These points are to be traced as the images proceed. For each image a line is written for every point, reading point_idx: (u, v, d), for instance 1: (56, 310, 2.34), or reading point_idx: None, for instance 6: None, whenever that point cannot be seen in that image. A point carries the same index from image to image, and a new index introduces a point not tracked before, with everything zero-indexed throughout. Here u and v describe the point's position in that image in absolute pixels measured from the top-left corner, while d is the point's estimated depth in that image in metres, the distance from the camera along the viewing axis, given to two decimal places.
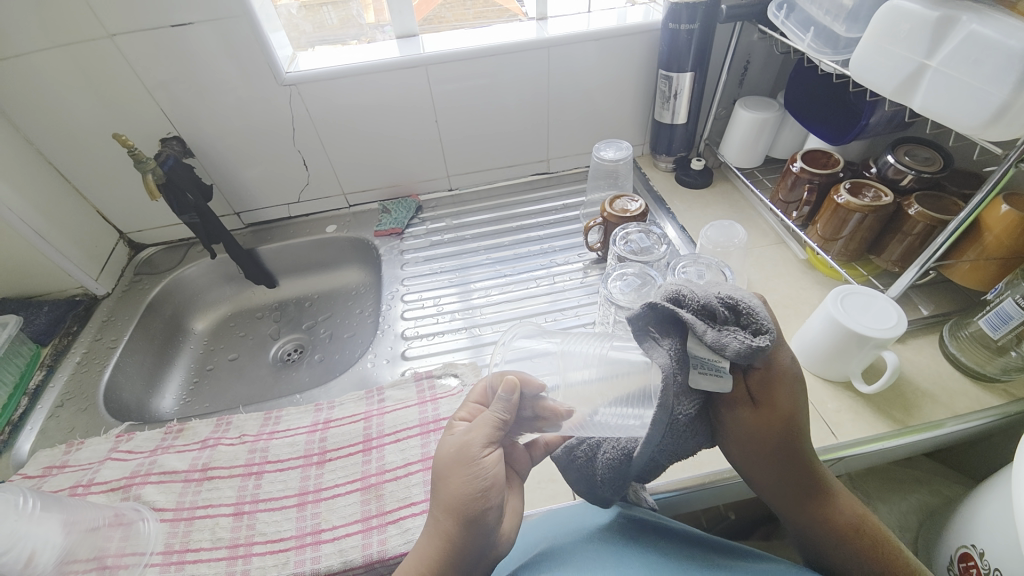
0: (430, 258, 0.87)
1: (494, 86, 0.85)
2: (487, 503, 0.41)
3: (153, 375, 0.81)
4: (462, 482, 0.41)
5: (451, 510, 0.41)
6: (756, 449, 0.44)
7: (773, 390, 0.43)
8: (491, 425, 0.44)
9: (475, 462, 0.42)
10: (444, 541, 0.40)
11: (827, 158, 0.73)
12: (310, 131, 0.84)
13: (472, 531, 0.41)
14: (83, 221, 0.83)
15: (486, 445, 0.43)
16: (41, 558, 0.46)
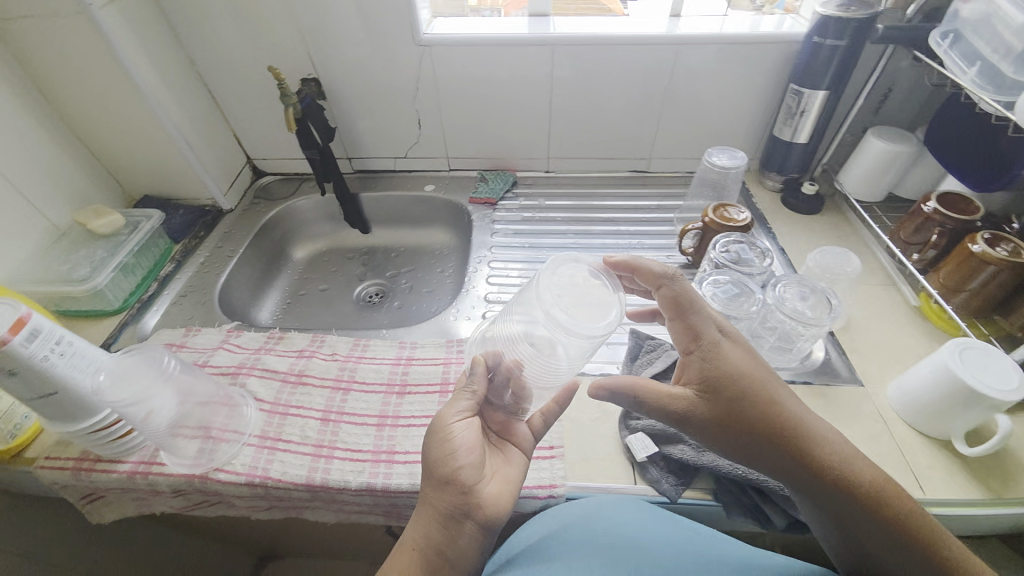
0: (519, 233, 0.88)
1: (612, 76, 0.86)
2: (457, 466, 0.46)
3: (256, 288, 0.90)
4: (440, 448, 0.47)
5: (430, 475, 0.46)
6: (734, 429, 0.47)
7: (710, 370, 0.48)
8: (466, 398, 0.49)
9: (442, 430, 0.47)
10: (429, 503, 0.46)
11: (966, 204, 0.68)
12: (432, 92, 0.88)
13: (449, 493, 0.45)
14: (222, 141, 0.91)
15: (455, 416, 0.48)
16: (156, 419, 0.52)
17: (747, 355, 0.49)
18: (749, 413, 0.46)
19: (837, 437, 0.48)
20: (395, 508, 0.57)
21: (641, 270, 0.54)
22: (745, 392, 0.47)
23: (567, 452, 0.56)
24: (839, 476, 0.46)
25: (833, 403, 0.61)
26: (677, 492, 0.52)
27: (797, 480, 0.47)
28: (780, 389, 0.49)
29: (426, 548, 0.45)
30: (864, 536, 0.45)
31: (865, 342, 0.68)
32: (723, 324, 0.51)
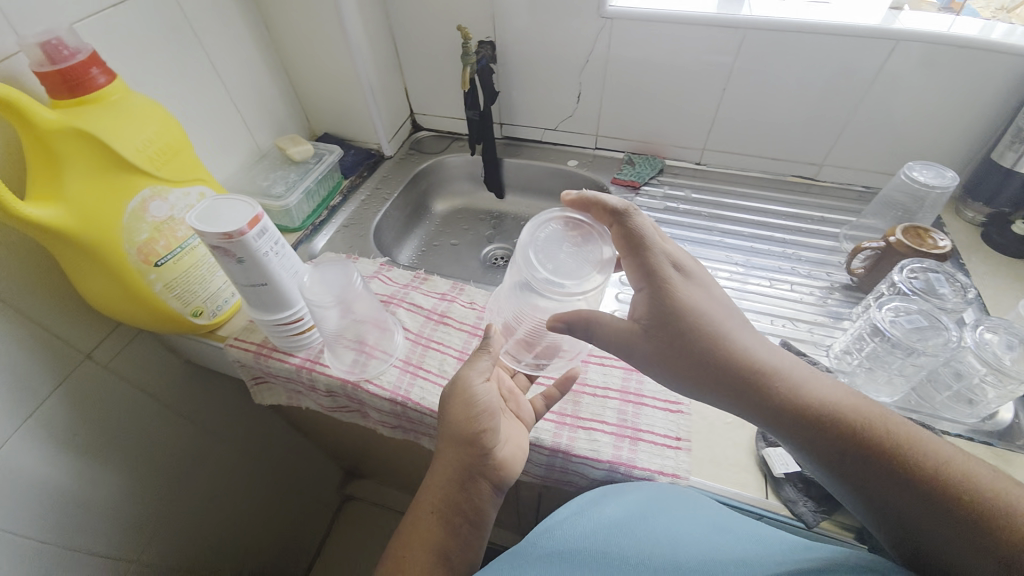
0: (660, 221, 0.85)
1: (803, 69, 0.78)
2: (468, 427, 0.49)
3: (401, 232, 0.98)
4: (451, 406, 0.50)
5: (444, 435, 0.50)
6: (683, 358, 0.46)
7: (661, 299, 0.47)
8: (484, 359, 0.53)
9: (453, 390, 0.51)
10: (443, 461, 0.49)
11: None
12: (600, 67, 0.87)
13: (462, 451, 0.49)
14: (395, 92, 0.99)
15: (463, 373, 0.52)
16: (328, 324, 0.59)
17: (704, 291, 0.48)
18: (699, 351, 0.46)
19: (820, 380, 0.45)
20: None
21: (592, 206, 0.53)
22: (694, 323, 0.46)
23: (694, 447, 0.54)
24: (821, 416, 0.42)
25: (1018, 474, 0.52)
26: (816, 519, 0.48)
27: (776, 424, 0.44)
28: (736, 327, 0.47)
29: (443, 503, 0.48)
30: (864, 484, 0.40)
31: None
32: (681, 258, 0.50)
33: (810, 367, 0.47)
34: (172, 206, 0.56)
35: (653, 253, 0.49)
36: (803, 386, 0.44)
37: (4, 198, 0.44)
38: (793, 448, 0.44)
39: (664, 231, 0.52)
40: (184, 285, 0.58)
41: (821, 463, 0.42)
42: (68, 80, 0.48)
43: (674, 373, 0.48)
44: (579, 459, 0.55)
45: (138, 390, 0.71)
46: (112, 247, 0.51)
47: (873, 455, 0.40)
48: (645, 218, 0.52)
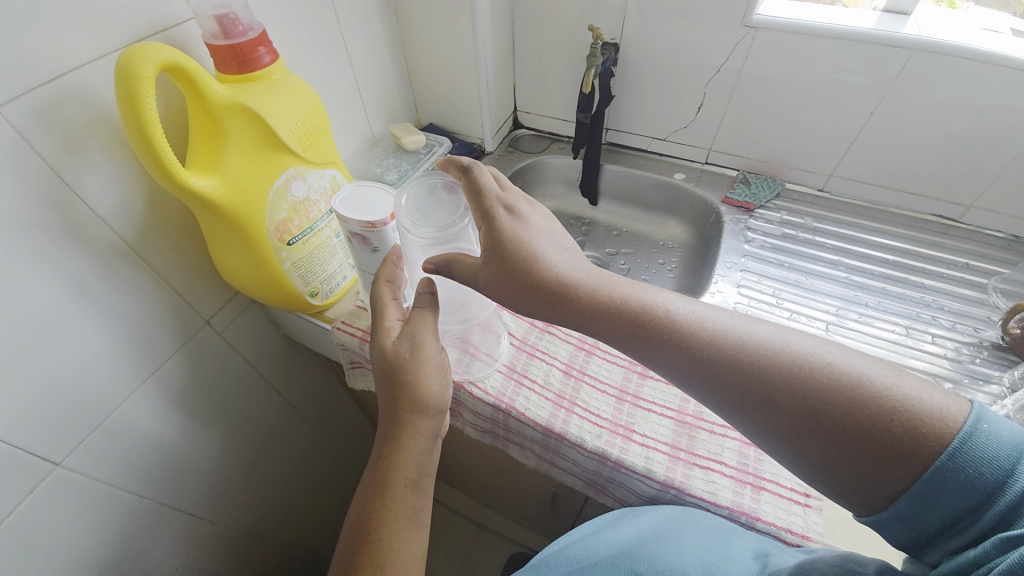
0: (778, 249, 0.79)
1: (975, 99, 0.70)
2: (427, 388, 0.48)
3: None
4: (405, 371, 0.48)
5: (399, 403, 0.48)
6: (522, 291, 0.48)
7: (499, 238, 0.47)
8: (427, 316, 0.50)
9: (404, 352, 0.48)
10: (400, 430, 0.48)
11: None
12: (731, 79, 0.82)
13: (424, 417, 0.49)
14: (505, 88, 0.97)
15: (409, 332, 0.49)
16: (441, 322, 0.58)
17: (528, 225, 0.49)
18: (521, 278, 0.47)
19: (715, 317, 0.46)
20: (605, 480, 0.58)
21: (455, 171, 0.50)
22: (522, 254, 0.47)
23: (826, 508, 0.50)
24: (725, 357, 0.43)
25: None
26: None
27: (709, 382, 0.44)
28: (554, 253, 0.48)
29: (413, 471, 0.48)
30: (780, 422, 0.41)
31: None
32: (519, 203, 0.50)
33: (704, 306, 0.47)
34: (309, 187, 0.57)
35: (487, 192, 0.48)
36: (703, 326, 0.45)
37: (174, 166, 0.45)
38: (703, 396, 0.44)
39: (506, 180, 0.53)
40: (307, 265, 0.60)
41: (734, 407, 0.43)
42: (238, 55, 0.49)
43: (510, 299, 0.49)
44: (693, 499, 0.51)
45: (240, 359, 0.73)
46: (256, 222, 0.53)
47: (785, 389, 0.41)
48: (488, 170, 0.52)
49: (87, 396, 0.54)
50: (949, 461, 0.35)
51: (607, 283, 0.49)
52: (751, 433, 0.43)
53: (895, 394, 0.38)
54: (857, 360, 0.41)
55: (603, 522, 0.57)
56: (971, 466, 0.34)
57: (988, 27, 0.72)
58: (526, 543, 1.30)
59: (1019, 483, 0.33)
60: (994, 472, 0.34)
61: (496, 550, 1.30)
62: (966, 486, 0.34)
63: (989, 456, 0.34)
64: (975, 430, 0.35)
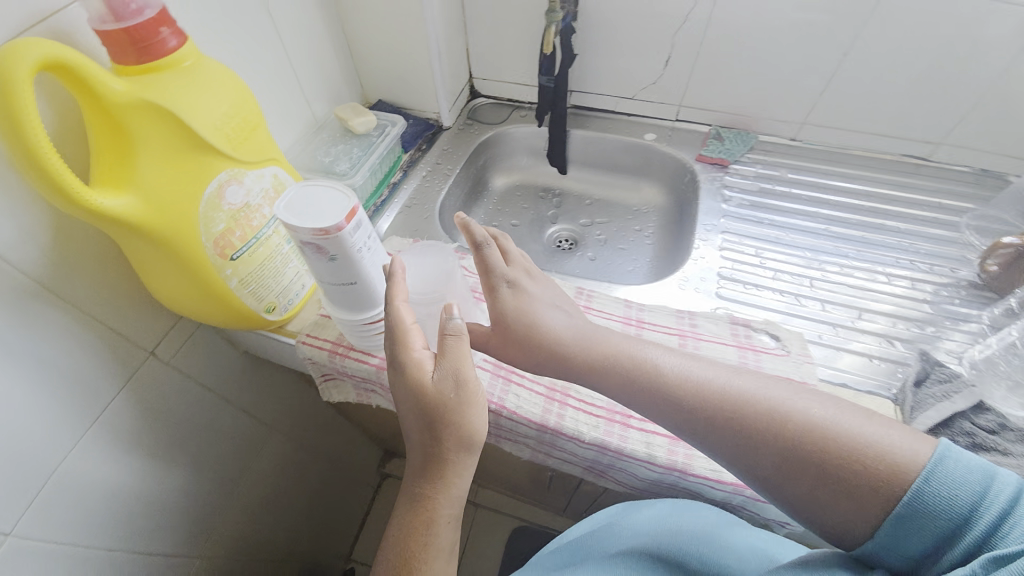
0: (756, 206, 0.77)
1: (945, 31, 0.68)
2: (476, 427, 0.42)
3: (461, 211, 0.90)
4: (451, 415, 0.41)
5: (442, 443, 0.42)
6: (524, 349, 0.47)
7: (499, 308, 0.48)
8: (460, 345, 0.43)
9: (449, 392, 0.41)
10: (441, 469, 0.42)
11: None
12: (699, 27, 0.77)
13: (469, 454, 0.43)
14: (458, 54, 0.90)
15: (449, 368, 0.42)
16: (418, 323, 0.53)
17: (527, 294, 0.49)
18: (526, 345, 0.47)
19: (690, 359, 0.46)
20: (605, 467, 0.56)
21: (466, 232, 0.49)
22: (524, 327, 0.47)
23: None
24: (700, 402, 0.42)
25: None
26: None
27: (692, 424, 0.43)
28: (557, 323, 0.48)
29: (455, 506, 0.43)
30: (753, 461, 0.40)
31: None
32: (520, 276, 0.50)
33: (676, 349, 0.47)
34: (248, 191, 0.50)
35: (495, 268, 0.49)
36: (681, 372, 0.45)
37: (76, 190, 0.37)
38: (685, 436, 0.44)
39: (512, 253, 0.53)
40: (258, 279, 0.53)
41: (709, 447, 0.43)
42: (136, 40, 0.41)
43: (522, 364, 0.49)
44: (696, 479, 0.50)
45: (200, 384, 0.67)
46: (188, 242, 0.46)
47: (764, 432, 0.40)
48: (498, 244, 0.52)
49: (26, 453, 0.48)
50: (925, 485, 0.35)
51: (603, 339, 0.48)
52: (737, 471, 0.42)
53: (869, 436, 0.38)
54: (830, 405, 0.41)
55: (614, 512, 0.59)
56: (944, 488, 0.34)
57: None
58: (525, 515, 1.31)
59: (993, 505, 0.33)
60: (969, 496, 0.33)
61: (495, 526, 1.30)
62: (942, 507, 0.34)
63: (959, 478, 0.34)
64: (943, 455, 0.35)
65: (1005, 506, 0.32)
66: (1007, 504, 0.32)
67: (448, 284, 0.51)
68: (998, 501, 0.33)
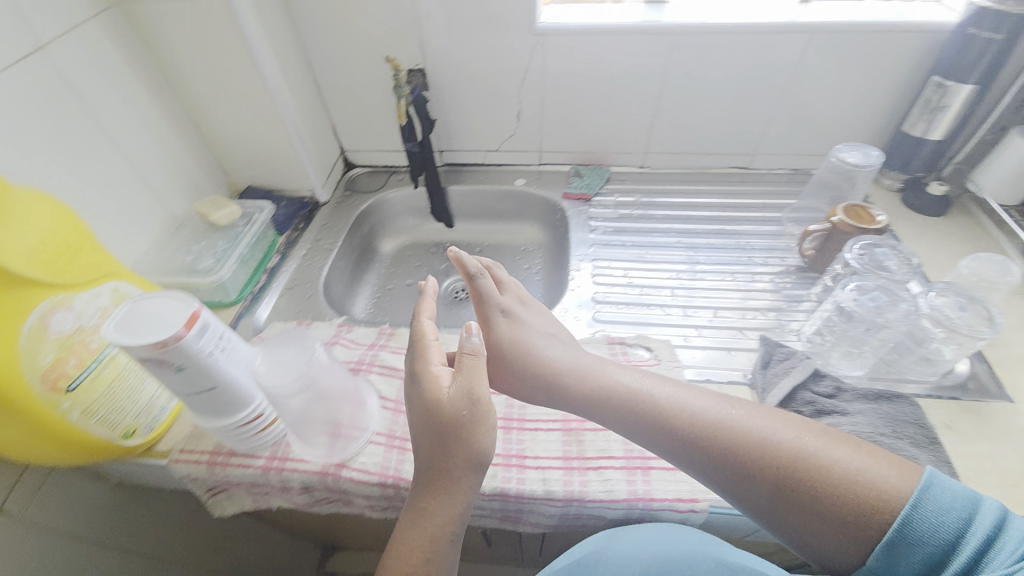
0: (619, 231, 0.86)
1: (730, 66, 0.80)
2: (483, 443, 0.46)
3: (350, 282, 0.90)
4: (462, 430, 0.45)
5: (450, 460, 0.45)
6: (519, 369, 0.56)
7: (496, 331, 0.59)
8: (477, 365, 0.47)
9: (463, 411, 0.45)
10: (446, 484, 0.46)
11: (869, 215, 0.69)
12: (537, 83, 0.85)
13: (475, 472, 0.46)
14: (323, 133, 0.92)
15: (462, 385, 0.46)
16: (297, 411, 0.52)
17: (512, 317, 0.60)
18: (524, 373, 0.56)
19: (687, 392, 0.52)
20: (515, 513, 0.56)
21: (459, 263, 0.61)
22: (518, 351, 0.56)
23: None
24: (696, 433, 0.49)
25: (979, 420, 0.57)
26: None
27: (691, 457, 0.48)
28: (552, 350, 0.56)
29: (455, 526, 0.46)
30: (750, 487, 0.46)
31: (1011, 359, 0.63)
32: (512, 304, 0.61)
33: (668, 379, 0.54)
34: (79, 314, 0.48)
35: (489, 297, 0.60)
36: (678, 407, 0.50)
37: None
38: (688, 468, 0.49)
39: (506, 285, 0.64)
40: (107, 405, 0.49)
41: (707, 476, 0.48)
42: None
43: (522, 391, 0.57)
44: (594, 504, 0.52)
45: (63, 532, 0.59)
46: (8, 384, 0.42)
47: (754, 459, 0.46)
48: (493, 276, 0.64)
49: None
50: (916, 512, 0.40)
51: (604, 378, 0.54)
52: (737, 499, 0.47)
53: (854, 466, 0.44)
54: (819, 436, 0.47)
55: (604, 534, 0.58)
56: (936, 514, 0.40)
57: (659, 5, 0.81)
58: None
59: (977, 529, 0.38)
60: (955, 521, 0.39)
61: None
62: (934, 532, 0.40)
63: (948, 504, 0.40)
64: (931, 482, 0.41)
65: (991, 530, 0.38)
66: (990, 529, 0.38)
67: (309, 372, 0.50)
68: (981, 526, 0.38)
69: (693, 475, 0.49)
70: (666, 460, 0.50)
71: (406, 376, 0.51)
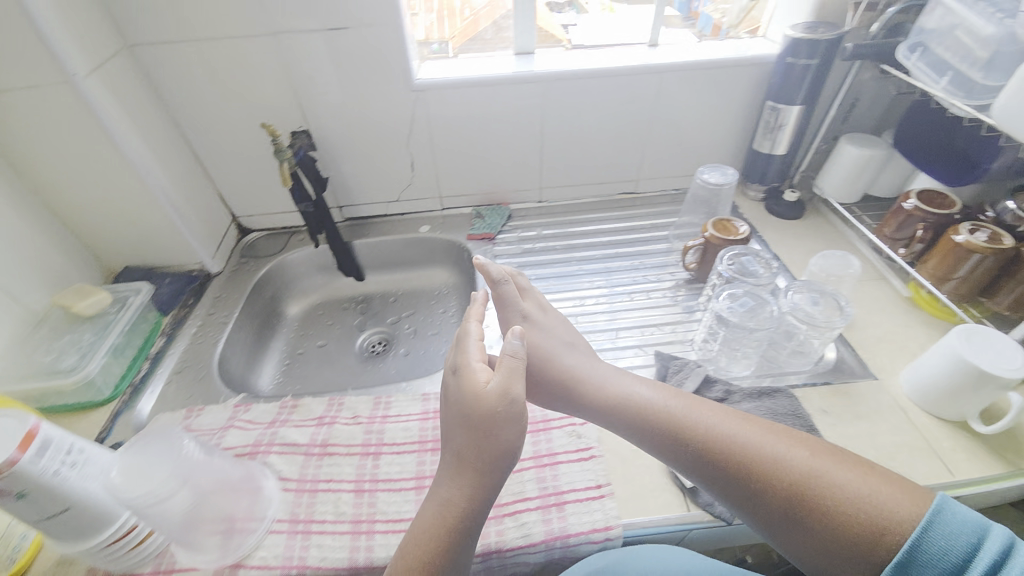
0: (523, 265, 0.89)
1: (600, 105, 0.87)
2: (510, 442, 0.47)
3: (253, 354, 0.85)
4: (495, 425, 0.47)
5: (478, 457, 0.46)
6: (541, 363, 0.60)
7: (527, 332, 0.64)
8: (516, 366, 0.48)
9: (500, 405, 0.47)
10: (467, 482, 0.46)
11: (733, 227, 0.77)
12: (424, 134, 0.87)
13: (498, 471, 0.47)
14: (207, 202, 0.88)
15: (500, 381, 0.48)
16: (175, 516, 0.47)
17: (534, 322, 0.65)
18: (538, 377, 0.60)
19: (697, 405, 0.53)
20: None
21: (481, 271, 0.67)
22: (538, 355, 0.61)
23: (617, 489, 0.55)
24: (706, 442, 0.50)
25: (849, 401, 0.63)
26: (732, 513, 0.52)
27: (698, 466, 0.49)
28: (577, 362, 0.60)
29: (471, 528, 0.46)
30: (759, 500, 0.46)
31: (869, 339, 0.71)
32: (531, 309, 0.67)
33: (684, 394, 0.55)
34: None
35: (510, 300, 0.66)
36: (689, 416, 0.52)
37: None
38: (696, 477, 0.50)
39: (528, 292, 0.69)
40: None
41: (716, 487, 0.49)
42: None
43: (543, 395, 0.60)
44: (514, 552, 0.51)
45: None
46: None
47: (762, 471, 0.46)
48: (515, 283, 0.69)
49: None
50: (927, 534, 0.38)
51: (617, 389, 0.57)
52: (746, 510, 0.47)
53: (865, 490, 0.43)
54: (831, 458, 0.46)
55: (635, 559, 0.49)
56: (944, 537, 0.38)
57: (558, 45, 0.89)
58: None
59: (986, 554, 0.36)
60: (964, 544, 0.37)
61: None
62: (942, 555, 0.37)
63: (956, 527, 0.38)
64: (942, 506, 0.39)
65: (999, 556, 0.36)
66: (1000, 554, 0.36)
67: (182, 471, 0.47)
68: (990, 551, 0.36)
69: (701, 484, 0.50)
70: (676, 468, 0.51)
71: (448, 368, 0.55)
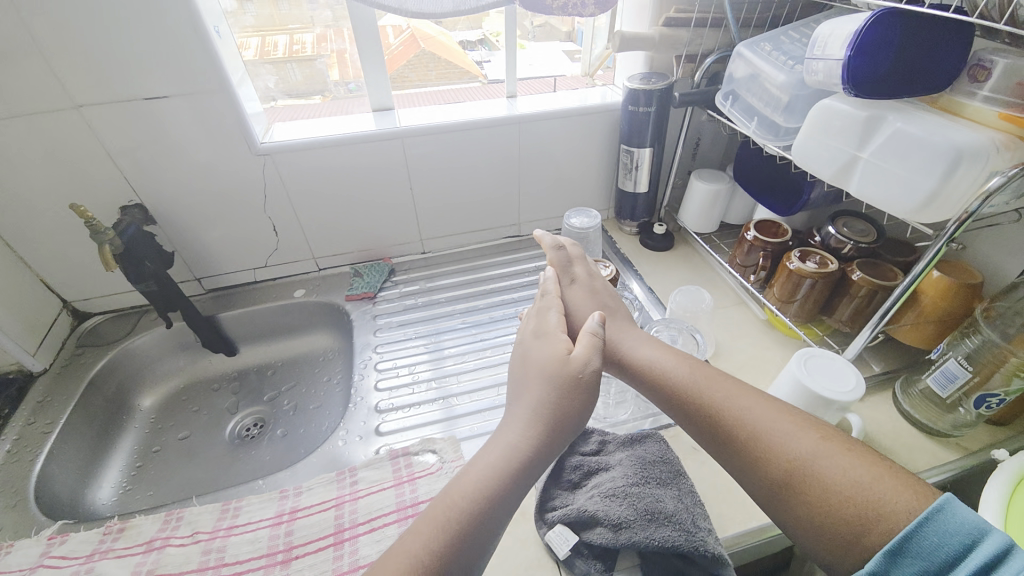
0: (404, 324, 0.85)
1: (467, 155, 0.87)
2: (583, 407, 0.51)
3: (90, 463, 0.73)
4: (569, 387, 0.51)
5: (546, 419, 0.49)
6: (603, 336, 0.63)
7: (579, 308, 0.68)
8: (597, 340, 0.54)
9: (581, 370, 0.52)
10: (527, 442, 0.48)
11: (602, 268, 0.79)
12: (282, 196, 0.82)
13: (563, 435, 0.50)
14: (25, 291, 0.76)
15: (586, 350, 0.53)
16: None
17: (585, 282, 0.69)
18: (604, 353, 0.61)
19: (720, 379, 0.52)
20: None
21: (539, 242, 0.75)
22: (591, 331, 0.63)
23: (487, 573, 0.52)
24: (721, 414, 0.49)
25: None
26: None
27: (709, 434, 0.49)
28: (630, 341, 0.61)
29: (505, 500, 0.44)
30: (757, 470, 0.45)
31: (735, 365, 0.74)
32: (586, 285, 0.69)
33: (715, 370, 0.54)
34: None
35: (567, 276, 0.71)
36: (714, 390, 0.51)
37: None
38: (707, 442, 0.50)
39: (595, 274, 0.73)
40: None
41: (726, 456, 0.48)
42: None
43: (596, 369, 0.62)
44: None
45: None
46: None
47: (768, 449, 0.45)
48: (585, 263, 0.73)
49: None
50: (922, 527, 0.33)
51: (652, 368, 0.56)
52: (746, 479, 0.46)
53: (865, 482, 0.39)
54: (843, 446, 0.43)
55: None
56: (936, 533, 0.33)
57: (476, 80, 0.92)
58: None
59: (979, 555, 0.31)
60: (956, 543, 0.32)
61: None
62: (934, 551, 0.32)
63: (951, 525, 0.32)
64: (945, 504, 0.34)
65: (994, 559, 0.30)
66: (992, 557, 0.30)
67: None
68: (984, 551, 0.31)
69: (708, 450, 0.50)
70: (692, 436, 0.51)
71: (530, 332, 0.61)
